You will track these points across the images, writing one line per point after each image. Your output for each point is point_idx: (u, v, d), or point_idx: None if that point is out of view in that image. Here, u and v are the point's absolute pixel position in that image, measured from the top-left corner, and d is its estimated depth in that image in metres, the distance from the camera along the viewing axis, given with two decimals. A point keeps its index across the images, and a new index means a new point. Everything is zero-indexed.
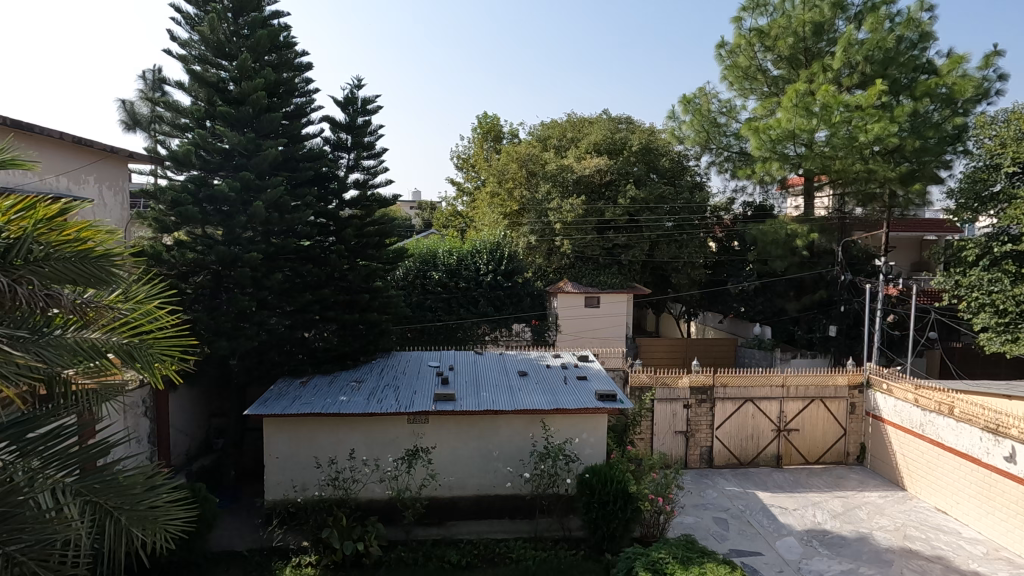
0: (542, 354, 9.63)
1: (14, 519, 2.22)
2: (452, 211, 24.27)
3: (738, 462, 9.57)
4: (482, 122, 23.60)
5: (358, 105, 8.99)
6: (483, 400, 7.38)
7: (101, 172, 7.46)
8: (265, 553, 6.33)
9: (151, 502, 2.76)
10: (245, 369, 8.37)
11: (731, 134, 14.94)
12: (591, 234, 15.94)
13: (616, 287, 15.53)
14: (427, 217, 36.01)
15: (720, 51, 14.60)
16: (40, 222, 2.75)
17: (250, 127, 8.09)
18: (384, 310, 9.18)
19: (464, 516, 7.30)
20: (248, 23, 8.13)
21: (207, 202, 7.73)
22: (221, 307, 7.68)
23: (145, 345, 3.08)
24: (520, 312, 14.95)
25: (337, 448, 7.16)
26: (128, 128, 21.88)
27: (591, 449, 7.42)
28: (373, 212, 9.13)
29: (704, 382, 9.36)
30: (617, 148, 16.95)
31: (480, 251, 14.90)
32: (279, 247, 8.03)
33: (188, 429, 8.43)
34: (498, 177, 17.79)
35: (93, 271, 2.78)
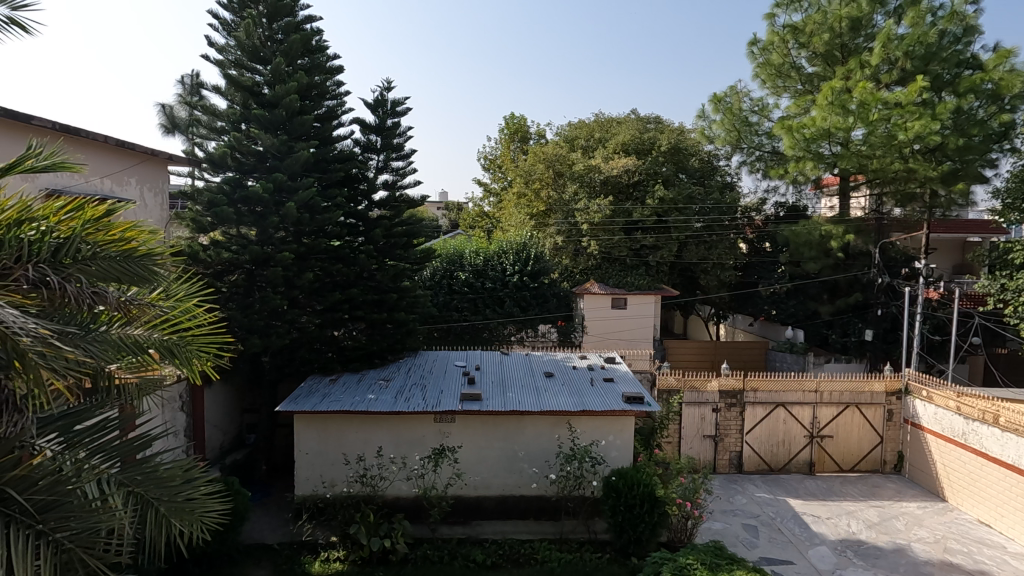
0: (568, 355, 9.61)
1: (63, 507, 2.24)
2: (478, 212, 24.37)
3: (769, 468, 9.36)
4: (509, 123, 23.66)
5: (388, 107, 9.13)
6: (509, 400, 7.39)
7: (142, 174, 7.73)
8: (295, 547, 6.45)
9: (187, 494, 2.84)
10: (277, 366, 8.57)
11: (764, 133, 14.64)
12: (619, 235, 15.81)
13: (644, 289, 15.38)
14: (454, 218, 36.38)
15: (753, 49, 14.31)
16: (88, 223, 2.87)
17: (283, 129, 8.26)
18: (411, 310, 9.28)
19: (489, 516, 7.32)
20: (282, 28, 8.34)
21: (241, 203, 7.92)
22: (254, 305, 7.87)
23: (183, 343, 3.19)
24: (546, 313, 14.89)
25: (365, 445, 7.25)
26: (167, 131, 22.71)
27: (617, 451, 7.35)
28: (401, 213, 9.26)
29: (734, 386, 9.20)
30: (645, 148, 16.84)
31: (507, 252, 14.95)
32: (310, 247, 8.19)
33: (222, 424, 8.67)
34: (526, 177, 17.75)
35: (135, 270, 2.89)
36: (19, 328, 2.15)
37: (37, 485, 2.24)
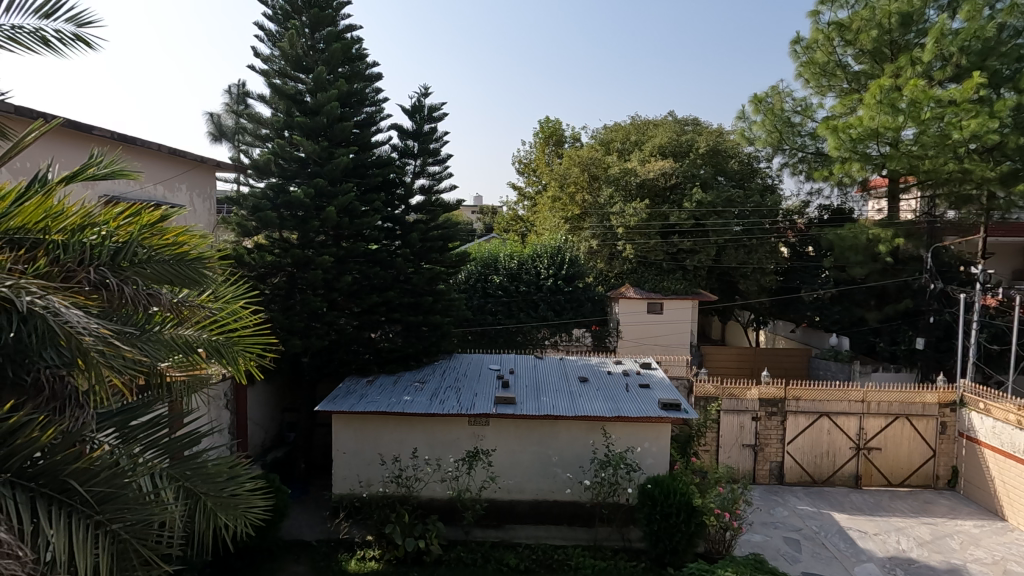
0: (603, 360, 9.53)
1: (119, 499, 2.28)
2: (513, 216, 24.44)
3: (812, 481, 9.04)
4: (544, 127, 23.66)
5: (425, 113, 9.26)
6: (544, 405, 7.36)
7: (192, 180, 8.06)
8: (332, 544, 6.58)
9: (232, 490, 2.94)
10: (316, 367, 8.79)
11: (807, 133, 14.24)
12: (655, 239, 15.58)
13: (680, 293, 15.15)
14: (488, 221, 36.73)
15: (795, 47, 13.90)
16: (145, 228, 3.00)
17: (324, 136, 8.46)
18: (446, 313, 9.37)
19: (522, 521, 7.30)
20: (324, 37, 8.59)
21: (284, 208, 8.16)
22: (295, 307, 8.10)
23: (230, 343, 3.41)
24: (580, 317, 14.76)
25: (400, 446, 7.34)
26: (215, 139, 23.68)
27: (653, 459, 7.23)
28: (438, 217, 9.37)
29: (775, 395, 8.93)
30: (683, 150, 16.75)
31: (541, 256, 14.96)
32: (349, 251, 8.39)
33: (264, 422, 8.93)
34: (561, 181, 17.69)
35: (186, 273, 3.02)
36: (82, 327, 2.23)
37: (98, 477, 2.28)
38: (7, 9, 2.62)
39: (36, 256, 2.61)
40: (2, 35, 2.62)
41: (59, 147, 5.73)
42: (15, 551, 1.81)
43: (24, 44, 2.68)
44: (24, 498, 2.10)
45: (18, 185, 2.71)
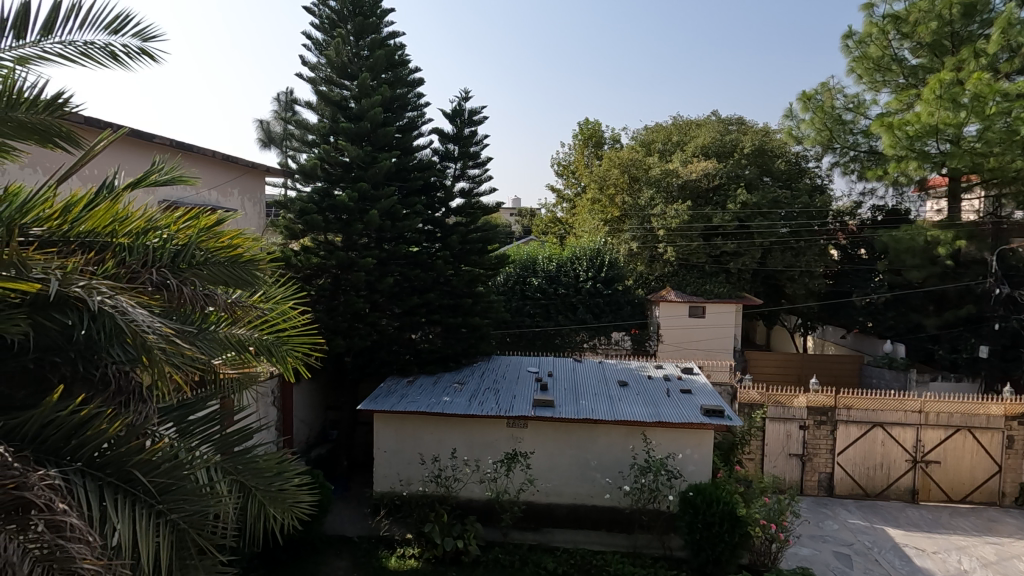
0: (643, 364, 9.39)
1: (178, 490, 2.38)
2: (551, 218, 24.36)
3: (864, 494, 8.66)
4: (583, 129, 23.55)
5: (465, 116, 9.38)
6: (583, 408, 7.31)
7: (243, 186, 8.40)
8: (373, 541, 6.69)
9: (280, 485, 3.03)
10: (358, 367, 8.99)
11: (860, 131, 13.68)
12: (698, 241, 15.25)
13: (723, 297, 14.82)
14: (527, 224, 36.84)
15: (847, 42, 13.38)
16: (203, 231, 3.14)
17: (368, 141, 8.66)
18: (485, 315, 9.44)
19: (560, 524, 7.25)
20: (368, 44, 8.80)
21: (329, 211, 8.38)
22: (339, 307, 8.31)
23: (280, 343, 3.56)
24: (619, 320, 14.56)
25: (440, 446, 7.43)
26: (265, 145, 24.64)
27: (695, 466, 7.08)
28: (477, 219, 9.46)
29: (824, 402, 8.60)
30: (727, 150, 16.35)
31: (580, 258, 14.86)
32: (391, 253, 8.56)
33: (308, 420, 9.18)
34: (600, 183, 17.53)
35: (240, 275, 3.14)
36: (147, 325, 2.33)
37: (159, 468, 2.38)
38: (81, 25, 2.78)
39: (105, 257, 2.76)
40: (76, 50, 2.78)
41: (124, 155, 6.07)
42: (85, 536, 1.89)
43: (95, 59, 2.84)
44: (93, 486, 2.22)
45: (89, 191, 2.86)
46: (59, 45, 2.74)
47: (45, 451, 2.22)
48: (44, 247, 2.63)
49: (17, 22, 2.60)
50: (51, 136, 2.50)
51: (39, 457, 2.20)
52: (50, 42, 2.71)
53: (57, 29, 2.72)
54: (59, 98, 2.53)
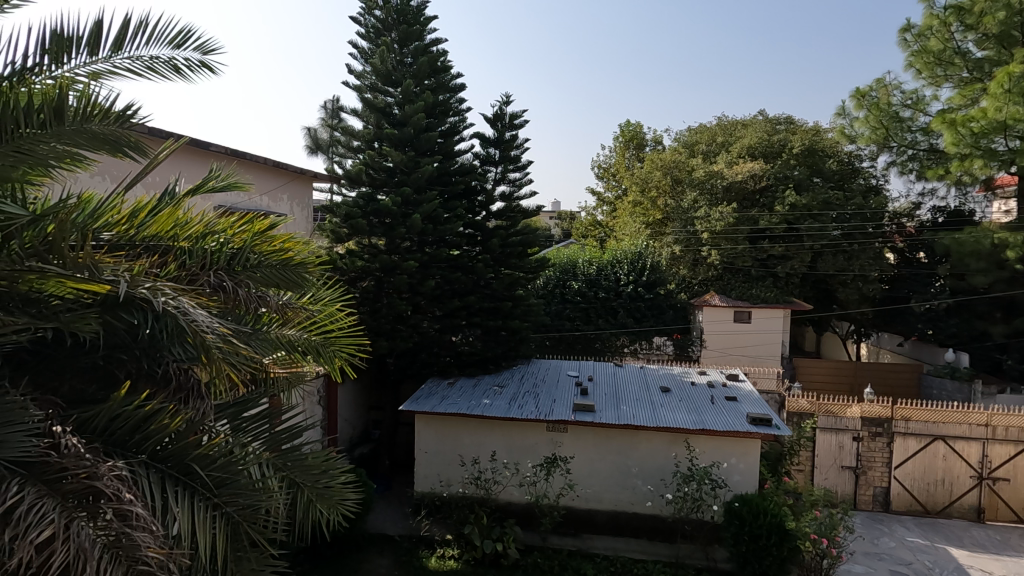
0: (686, 370, 9.19)
1: (234, 484, 2.48)
2: (591, 221, 24.17)
3: (924, 511, 8.20)
4: (624, 131, 23.31)
5: (506, 120, 9.45)
6: (624, 414, 7.21)
7: (292, 192, 8.69)
8: (413, 540, 6.77)
9: (326, 482, 3.11)
10: (400, 368, 9.13)
11: (919, 129, 13.04)
12: (743, 244, 14.89)
13: (771, 302, 14.37)
14: (566, 227, 36.79)
15: (905, 36, 12.77)
16: (256, 236, 3.25)
17: (411, 146, 8.81)
18: (525, 318, 9.46)
19: (600, 531, 7.16)
20: (412, 52, 8.99)
21: (373, 215, 8.56)
22: (383, 309, 8.49)
23: (328, 343, 3.66)
24: (661, 325, 14.32)
25: (480, 448, 7.46)
26: (313, 152, 25.53)
27: (741, 476, 6.88)
28: (518, 223, 9.49)
29: (879, 414, 8.20)
30: (774, 150, 15.86)
31: (621, 261, 14.65)
32: (432, 256, 8.67)
33: (352, 419, 9.39)
34: (642, 185, 17.18)
35: (291, 278, 3.25)
36: (206, 326, 2.44)
37: (215, 463, 2.48)
38: (147, 41, 2.94)
39: (166, 261, 2.89)
40: (142, 65, 2.94)
41: (184, 163, 6.37)
42: (149, 525, 2.00)
43: (160, 73, 3.00)
44: (156, 477, 2.33)
45: (152, 198, 3.01)
46: (128, 60, 2.91)
47: (113, 443, 2.35)
48: (113, 250, 2.79)
49: (91, 39, 2.77)
50: (121, 146, 2.63)
51: (108, 449, 2.32)
52: (120, 57, 2.88)
53: (127, 45, 2.88)
54: (128, 110, 2.67)
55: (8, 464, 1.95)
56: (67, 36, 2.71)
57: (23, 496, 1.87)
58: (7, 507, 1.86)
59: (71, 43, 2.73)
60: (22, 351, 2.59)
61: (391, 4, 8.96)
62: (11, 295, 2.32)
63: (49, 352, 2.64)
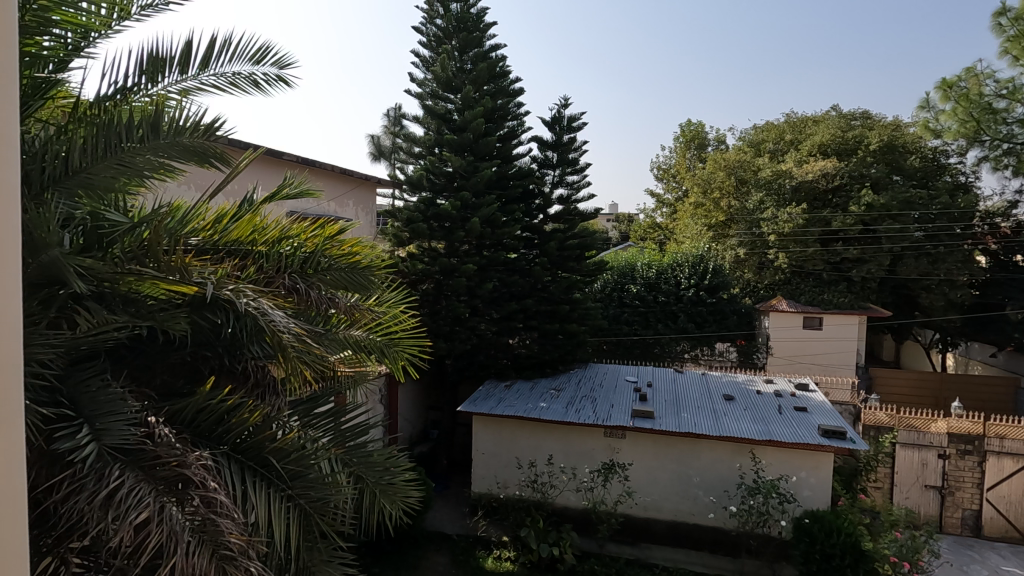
0: (751, 378, 8.83)
1: (305, 478, 2.60)
2: (650, 223, 23.68)
3: (1022, 538, 7.48)
4: (685, 130, 22.69)
5: (564, 123, 9.47)
6: (684, 422, 7.01)
7: (357, 197, 9.06)
8: (470, 540, 6.84)
9: (390, 478, 3.20)
10: (458, 369, 9.25)
11: (1015, 121, 12.08)
12: (814, 247, 14.18)
13: (844, 309, 13.86)
14: (625, 229, 36.59)
15: (1000, 20, 11.74)
16: (327, 240, 3.38)
17: (470, 151, 8.94)
18: (583, 321, 9.39)
19: (659, 541, 6.98)
20: (472, 58, 9.14)
21: (433, 219, 8.76)
22: (442, 311, 8.68)
23: (392, 344, 3.77)
24: (724, 330, 13.85)
25: (536, 451, 7.46)
26: (376, 158, 26.49)
27: (811, 491, 6.54)
28: (575, 226, 9.45)
29: (969, 430, 7.58)
30: (849, 148, 14.91)
31: (682, 265, 14.23)
32: (490, 259, 8.75)
33: (411, 418, 9.61)
34: (704, 186, 16.38)
35: (359, 281, 3.38)
36: (283, 325, 2.58)
37: (289, 456, 2.61)
38: (230, 58, 3.14)
39: (246, 264, 3.07)
40: (226, 80, 3.14)
41: (261, 172, 6.77)
42: (231, 512, 2.14)
43: (241, 88, 3.20)
44: (237, 468, 2.48)
45: (233, 205, 3.17)
46: (213, 77, 3.11)
47: (199, 435, 2.52)
48: (199, 254, 2.98)
49: (182, 59, 2.99)
50: (208, 157, 2.82)
51: (195, 439, 2.49)
52: (206, 74, 3.08)
53: (213, 63, 3.08)
54: (215, 123, 2.86)
55: (110, 450, 2.12)
56: (161, 57, 2.93)
57: (123, 480, 2.03)
58: (110, 491, 2.02)
59: (164, 63, 2.96)
60: (121, 347, 2.77)
61: (451, 13, 9.15)
62: (114, 295, 2.51)
63: (144, 347, 2.81)
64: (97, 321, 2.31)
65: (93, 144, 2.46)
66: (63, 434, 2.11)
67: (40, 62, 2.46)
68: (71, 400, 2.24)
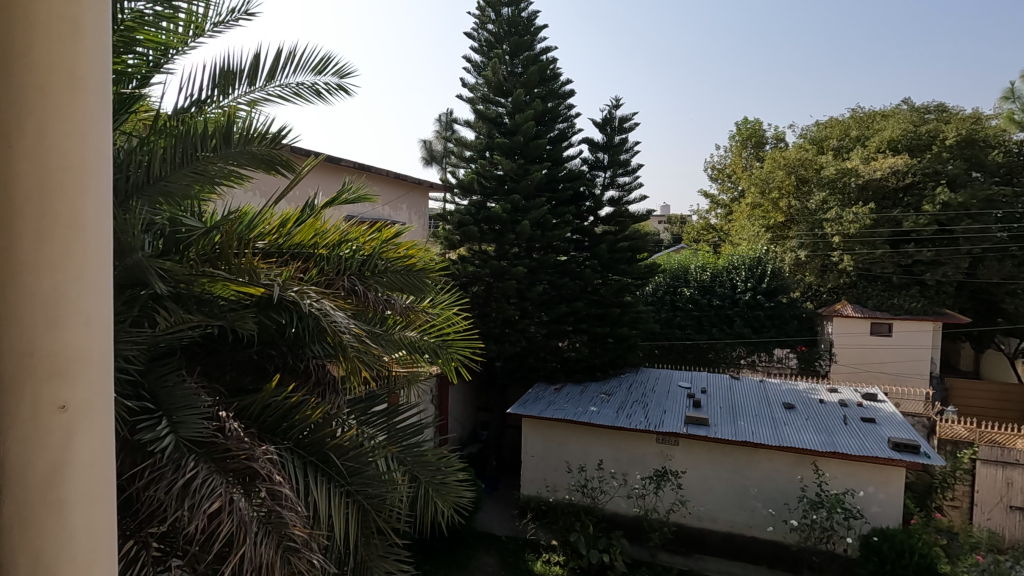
0: (813, 386, 8.44)
1: (363, 474, 2.67)
2: (704, 225, 23.05)
3: None
4: (741, 129, 21.87)
5: (615, 124, 9.40)
6: (742, 430, 6.77)
7: (410, 201, 9.26)
8: (520, 543, 6.83)
9: (444, 477, 3.23)
10: (508, 371, 9.28)
11: None
12: (883, 248, 13.44)
13: (918, 314, 12.95)
14: (678, 232, 36.15)
15: None
16: (385, 243, 3.45)
17: (521, 154, 8.97)
18: (634, 325, 9.26)
19: (714, 552, 6.75)
20: (522, 61, 9.19)
21: (484, 222, 8.82)
22: (492, 313, 8.76)
23: (446, 346, 3.82)
24: (784, 336, 13.26)
25: (587, 456, 7.39)
26: (427, 162, 27.07)
27: (880, 507, 6.18)
28: (627, 228, 9.31)
29: None
30: (922, 143, 13.96)
31: (738, 267, 13.73)
32: (540, 262, 8.76)
33: (461, 419, 9.71)
34: (762, 186, 15.76)
35: (414, 283, 3.45)
36: (343, 326, 2.66)
37: (349, 453, 2.69)
38: (295, 69, 3.28)
39: (309, 267, 3.19)
40: (290, 90, 3.29)
41: (320, 178, 7.03)
42: (294, 506, 2.23)
43: (303, 97, 3.33)
44: (300, 463, 2.58)
45: (297, 210, 3.29)
46: (279, 87, 3.27)
47: (266, 430, 2.63)
48: (266, 257, 3.11)
49: (251, 71, 3.15)
50: (275, 164, 2.96)
51: (262, 434, 2.60)
52: (273, 85, 3.24)
53: (279, 75, 3.23)
54: (281, 132, 2.98)
55: (186, 442, 2.24)
56: (232, 71, 3.10)
57: (197, 471, 2.15)
58: (185, 481, 2.14)
59: (235, 76, 3.12)
60: (195, 344, 2.93)
61: (502, 17, 9.25)
62: (189, 296, 2.66)
63: (215, 345, 2.97)
64: (175, 319, 2.46)
65: (172, 154, 2.61)
66: (144, 426, 2.24)
67: (126, 79, 2.63)
68: (151, 394, 2.39)
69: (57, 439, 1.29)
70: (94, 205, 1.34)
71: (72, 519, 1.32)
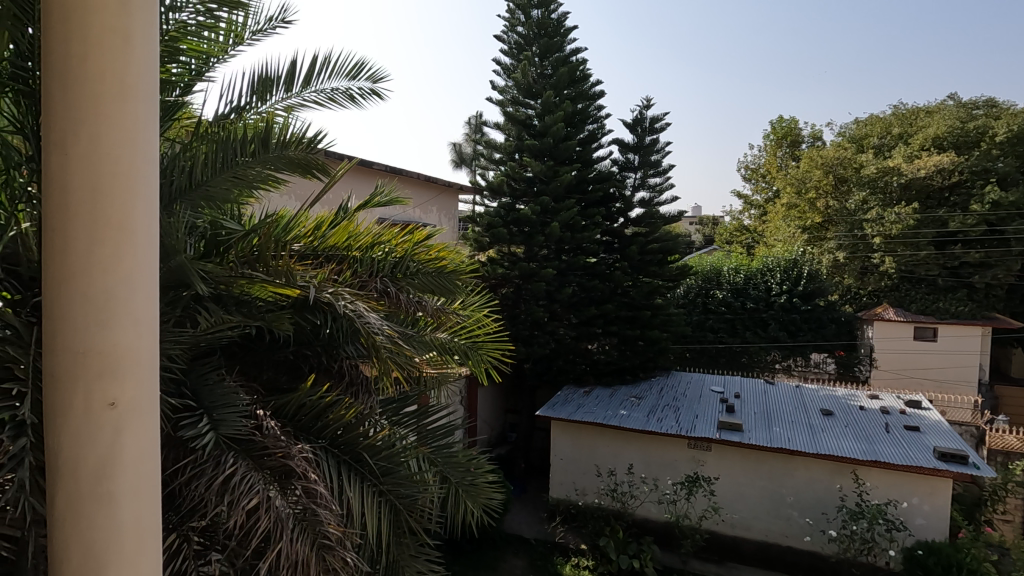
0: (853, 392, 8.16)
1: (396, 474, 2.70)
2: (737, 226, 22.58)
3: None
4: (776, 128, 21.31)
5: (646, 124, 9.32)
6: (777, 436, 6.60)
7: (440, 203, 9.34)
8: (548, 546, 6.81)
9: (474, 478, 3.24)
10: (536, 373, 9.25)
11: None
12: (928, 249, 12.92)
13: (965, 318, 12.52)
14: (710, 233, 35.54)
15: None
16: (416, 245, 3.49)
17: (550, 156, 8.96)
18: (665, 328, 9.14)
19: (748, 562, 6.58)
20: (552, 63, 9.19)
21: (513, 224, 8.82)
22: (521, 315, 8.77)
23: (476, 347, 3.83)
24: (821, 340, 12.76)
25: (617, 460, 7.32)
26: (457, 165, 27.27)
27: (925, 520, 5.93)
28: (658, 229, 9.16)
29: None
30: (969, 140, 13.38)
31: (773, 269, 13.38)
32: (569, 264, 8.73)
33: (490, 421, 9.72)
34: (798, 186, 15.34)
35: (444, 284, 3.48)
36: (377, 327, 2.70)
37: (381, 453, 2.73)
38: (330, 75, 3.35)
39: (343, 268, 3.25)
40: (325, 96, 3.36)
41: (353, 181, 7.15)
42: (329, 504, 2.26)
43: (338, 102, 3.39)
44: (334, 462, 2.62)
45: (331, 213, 3.35)
46: (314, 93, 3.34)
47: (301, 428, 2.69)
48: (302, 259, 3.18)
49: (288, 78, 3.23)
50: (310, 168, 3.03)
51: (297, 433, 2.66)
52: (309, 91, 3.31)
53: (314, 81, 3.31)
54: (317, 136, 3.04)
55: (226, 439, 2.30)
56: (270, 78, 3.18)
57: (237, 468, 2.21)
58: (225, 477, 2.20)
59: (273, 82, 3.20)
60: (234, 344, 3.01)
61: (532, 19, 9.26)
62: (229, 298, 2.74)
63: (253, 345, 3.04)
64: (215, 320, 2.53)
65: (213, 160, 2.68)
66: (187, 423, 2.31)
67: (170, 87, 2.70)
68: (193, 392, 2.47)
69: (108, 436, 1.34)
70: (142, 209, 1.39)
71: (122, 514, 1.36)
